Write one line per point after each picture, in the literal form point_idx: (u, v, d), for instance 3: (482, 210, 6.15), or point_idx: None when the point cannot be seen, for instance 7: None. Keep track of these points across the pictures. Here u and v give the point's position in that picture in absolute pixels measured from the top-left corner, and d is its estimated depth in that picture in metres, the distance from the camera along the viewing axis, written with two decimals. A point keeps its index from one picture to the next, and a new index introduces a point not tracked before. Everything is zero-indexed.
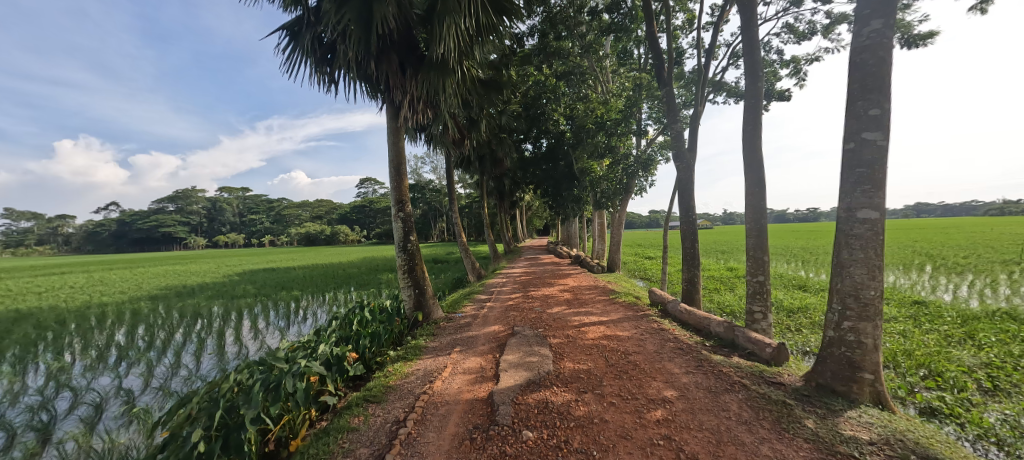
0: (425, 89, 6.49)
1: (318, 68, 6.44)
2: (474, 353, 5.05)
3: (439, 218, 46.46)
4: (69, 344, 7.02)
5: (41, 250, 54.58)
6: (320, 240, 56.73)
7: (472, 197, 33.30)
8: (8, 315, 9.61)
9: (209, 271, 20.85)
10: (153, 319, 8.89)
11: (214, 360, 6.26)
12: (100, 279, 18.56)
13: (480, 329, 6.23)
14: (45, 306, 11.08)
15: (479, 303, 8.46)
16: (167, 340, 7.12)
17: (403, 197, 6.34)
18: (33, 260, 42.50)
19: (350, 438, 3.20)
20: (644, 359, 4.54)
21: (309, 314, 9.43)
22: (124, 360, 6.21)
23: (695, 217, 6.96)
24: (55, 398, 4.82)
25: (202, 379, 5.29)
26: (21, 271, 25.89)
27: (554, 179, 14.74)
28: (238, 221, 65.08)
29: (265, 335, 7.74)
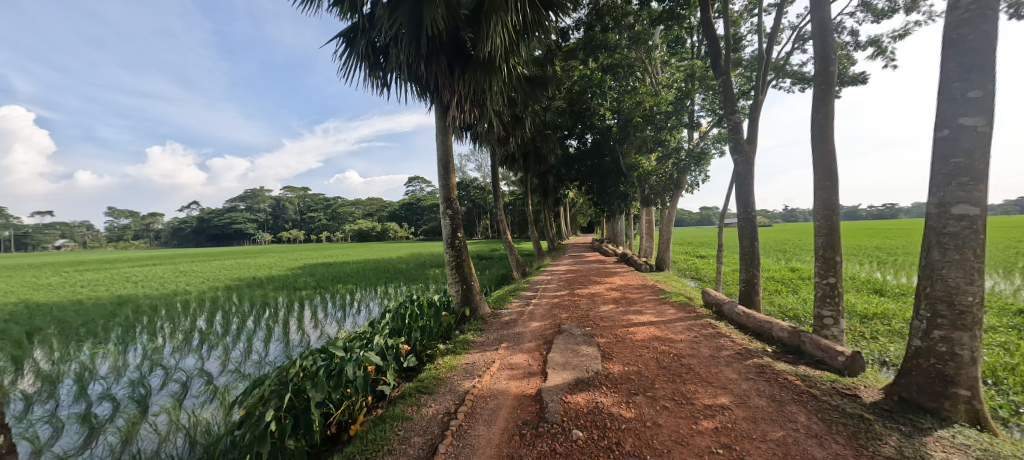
0: (472, 88, 6.59)
1: (372, 72, 6.74)
2: (521, 350, 5.06)
3: (484, 215, 47.17)
4: (161, 327, 7.91)
5: (138, 244, 61.96)
6: (372, 236, 59.55)
7: (516, 195, 33.44)
8: (112, 301, 10.98)
9: (273, 265, 22.53)
10: (228, 307, 9.79)
11: (281, 346, 6.77)
12: (182, 270, 20.65)
13: (526, 326, 6.25)
14: (141, 293, 12.53)
15: (524, 300, 8.48)
16: (240, 327, 7.81)
17: (451, 194, 6.47)
18: (130, 252, 48.26)
19: (405, 426, 3.34)
20: (699, 363, 4.34)
21: (363, 307, 9.92)
22: (205, 344, 6.89)
23: (755, 214, 6.52)
24: (150, 375, 5.44)
25: (270, 364, 5.75)
26: (121, 262, 29.60)
27: (599, 176, 14.48)
28: (299, 218, 69.87)
29: (324, 325, 8.27)
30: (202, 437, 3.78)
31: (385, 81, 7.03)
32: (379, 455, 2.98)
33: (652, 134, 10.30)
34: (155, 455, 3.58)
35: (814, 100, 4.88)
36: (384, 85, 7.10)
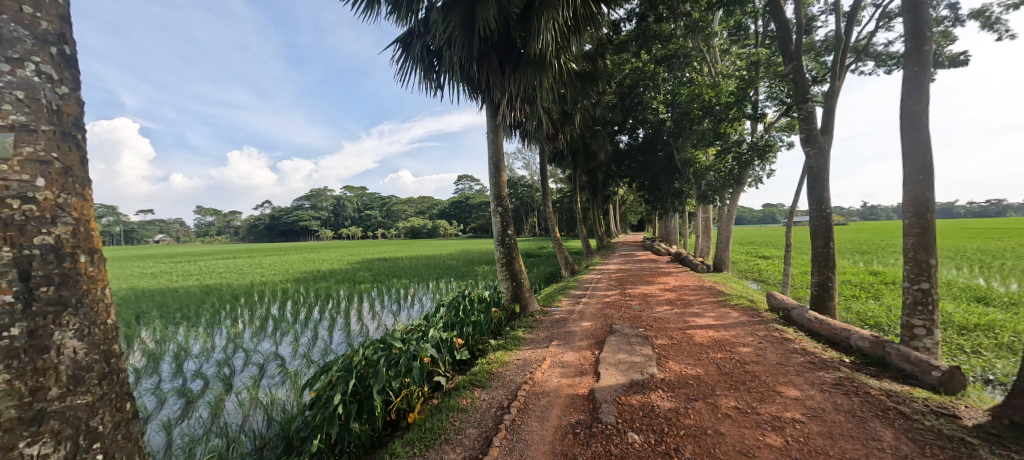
0: (523, 87, 6.61)
1: (426, 75, 6.97)
2: (573, 348, 5.03)
3: (531, 213, 47.29)
4: (241, 314, 8.78)
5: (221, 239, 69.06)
6: (424, 233, 61.75)
7: (564, 192, 33.15)
8: (201, 289, 12.34)
9: (333, 260, 24.03)
10: (297, 297, 10.66)
11: (343, 336, 7.26)
12: (255, 263, 22.63)
13: (576, 324, 6.20)
14: (224, 283, 13.97)
15: (574, 299, 8.40)
16: (308, 316, 8.47)
17: (502, 192, 6.54)
18: (216, 246, 54.04)
19: (461, 418, 3.45)
20: (765, 371, 4.06)
21: (416, 301, 10.34)
22: (279, 330, 7.55)
23: (830, 211, 5.97)
24: (233, 357, 6.05)
25: (335, 352, 6.19)
26: (207, 255, 33.41)
27: (652, 172, 14.00)
28: (358, 216, 73.99)
29: (381, 317, 8.74)
30: (278, 414, 4.15)
31: (438, 83, 7.25)
32: (436, 443, 3.10)
33: (710, 127, 9.77)
34: (239, 428, 3.99)
35: (904, 84, 4.37)
36: (437, 86, 7.32)
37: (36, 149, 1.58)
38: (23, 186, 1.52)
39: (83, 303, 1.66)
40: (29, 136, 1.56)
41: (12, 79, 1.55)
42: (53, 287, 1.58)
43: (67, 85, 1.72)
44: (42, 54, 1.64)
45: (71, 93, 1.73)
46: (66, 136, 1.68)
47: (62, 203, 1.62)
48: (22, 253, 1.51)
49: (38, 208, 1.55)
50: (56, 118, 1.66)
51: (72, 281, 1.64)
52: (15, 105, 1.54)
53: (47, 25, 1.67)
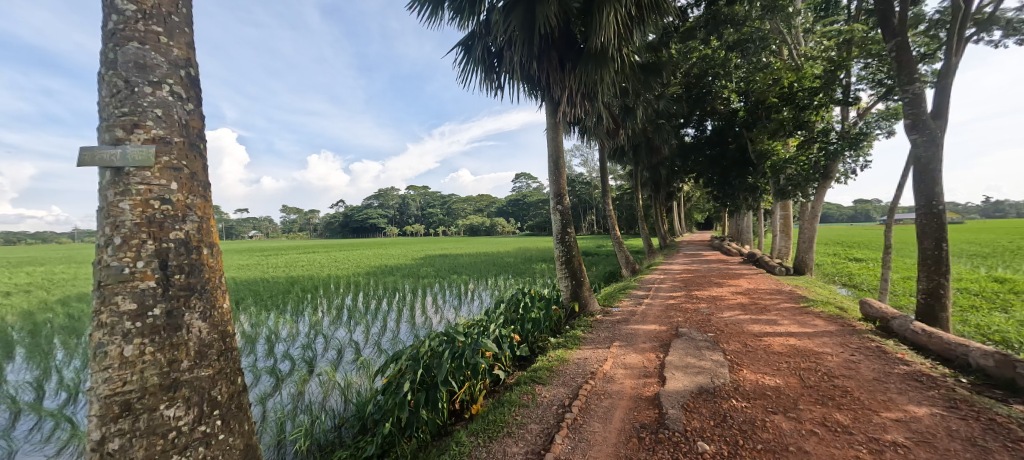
0: (583, 82, 6.51)
1: (487, 76, 7.12)
2: (636, 350, 4.88)
3: (590, 211, 46.54)
4: (320, 304, 9.64)
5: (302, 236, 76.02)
6: (483, 231, 63.24)
7: (625, 189, 32.15)
8: (286, 280, 13.71)
9: (397, 255, 25.48)
10: (367, 289, 11.45)
11: (409, 327, 7.69)
12: (330, 257, 24.66)
13: (639, 326, 5.99)
14: (305, 275, 15.39)
15: (636, 299, 8.12)
16: (377, 307, 9.09)
17: (561, 190, 6.51)
18: (297, 241, 59.64)
19: (522, 413, 3.50)
20: (858, 386, 3.64)
21: (476, 296, 10.63)
22: (352, 319, 8.19)
23: (943, 207, 5.18)
24: (315, 342, 6.67)
25: (402, 342, 6.58)
26: (289, 250, 37.02)
27: (722, 166, 13.10)
28: (421, 214, 77.61)
29: (444, 311, 9.11)
30: (353, 396, 4.50)
31: (498, 83, 7.38)
32: (500, 436, 3.19)
33: (791, 116, 8.94)
34: (321, 406, 4.39)
35: None
36: (497, 86, 7.45)
37: (168, 158, 1.85)
38: (162, 189, 1.81)
39: (207, 290, 1.93)
40: (167, 147, 1.85)
41: (154, 100, 1.85)
42: (185, 276, 1.85)
43: (194, 103, 2.00)
44: (174, 77, 1.92)
45: (198, 109, 2.02)
46: (195, 148, 1.97)
47: (191, 203, 1.89)
48: (163, 246, 1.79)
49: (174, 208, 1.83)
50: (186, 132, 1.95)
51: (199, 270, 1.90)
52: (155, 121, 1.83)
53: (178, 51, 1.95)
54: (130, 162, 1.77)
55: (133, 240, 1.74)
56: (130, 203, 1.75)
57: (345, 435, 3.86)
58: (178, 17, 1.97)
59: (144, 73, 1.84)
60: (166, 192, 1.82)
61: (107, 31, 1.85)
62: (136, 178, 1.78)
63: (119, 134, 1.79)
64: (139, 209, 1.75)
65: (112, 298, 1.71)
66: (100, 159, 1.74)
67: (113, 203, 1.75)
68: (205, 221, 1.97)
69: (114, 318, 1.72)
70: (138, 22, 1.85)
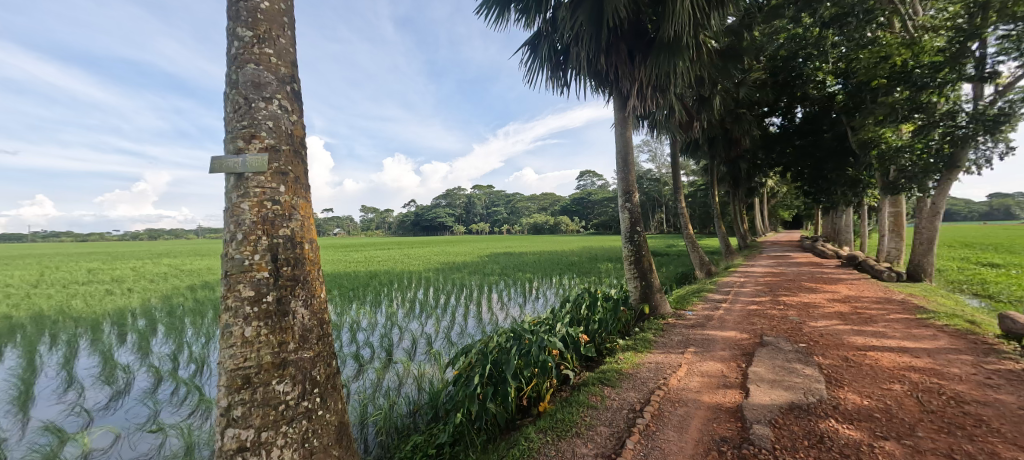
0: (654, 74, 6.22)
1: (553, 73, 7.10)
2: (713, 358, 4.57)
3: (659, 209, 44.49)
4: (395, 297, 10.32)
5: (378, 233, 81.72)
6: (546, 229, 63.26)
7: (698, 185, 30.25)
8: (365, 274, 14.87)
9: (463, 253, 26.42)
10: (437, 285, 12.04)
11: (476, 323, 7.94)
12: (402, 254, 26.27)
13: (717, 332, 5.59)
14: (381, 270, 16.58)
15: (713, 303, 7.60)
16: (446, 302, 9.51)
17: (630, 187, 6.28)
18: (373, 238, 64.19)
19: (591, 414, 3.45)
20: (997, 416, 3.08)
21: (540, 294, 10.67)
22: (424, 313, 8.67)
23: None
24: (391, 332, 7.16)
25: (469, 337, 6.82)
26: (366, 246, 40.00)
27: (816, 158, 11.74)
28: (486, 213, 79.61)
29: (509, 308, 9.27)
30: (426, 386, 4.74)
31: (564, 80, 7.31)
32: (568, 435, 3.17)
33: (905, 97, 7.67)
34: (398, 392, 4.71)
35: None
36: (563, 84, 7.40)
37: (278, 165, 2.11)
38: (273, 192, 2.06)
39: (308, 281, 2.16)
40: (276, 154, 2.10)
41: (266, 113, 2.11)
42: (291, 268, 2.09)
43: (298, 114, 2.25)
44: (282, 92, 2.18)
45: (301, 119, 2.27)
46: (299, 155, 2.22)
47: (295, 204, 2.14)
48: (274, 241, 2.04)
49: (282, 208, 2.08)
50: (291, 141, 2.20)
51: (302, 263, 2.14)
52: (268, 131, 2.09)
53: (285, 70, 2.21)
54: (247, 168, 2.03)
55: (251, 236, 2.01)
56: (248, 204, 2.02)
57: (420, 422, 4.07)
58: (285, 39, 2.22)
59: (259, 90, 2.11)
60: (276, 194, 2.07)
61: (230, 55, 2.13)
62: (253, 182, 2.04)
63: (240, 144, 2.06)
64: (256, 209, 2.02)
65: (235, 285, 1.98)
66: (226, 166, 2.02)
67: (236, 204, 2.03)
68: (306, 219, 2.22)
69: (236, 303, 1.99)
70: (254, 46, 2.12)
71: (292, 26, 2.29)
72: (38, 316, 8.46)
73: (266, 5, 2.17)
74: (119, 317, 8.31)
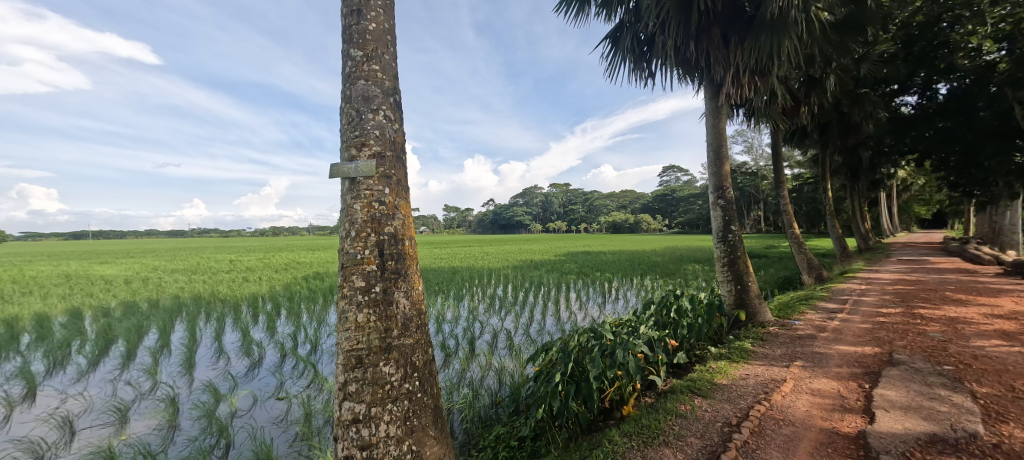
0: (753, 56, 5.64)
1: (636, 65, 6.82)
2: (826, 375, 4.05)
3: (756, 206, 40.34)
4: (477, 292, 10.77)
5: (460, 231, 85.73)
6: (626, 228, 60.92)
7: (805, 179, 26.79)
8: (448, 269, 15.74)
9: (540, 252, 26.57)
10: (516, 282, 12.29)
11: (554, 321, 7.95)
12: (481, 252, 27.24)
13: (831, 346, 4.93)
14: (463, 266, 17.41)
15: (826, 312, 6.70)
16: (524, 299, 9.67)
17: (723, 182, 5.78)
18: (454, 236, 67.57)
19: (680, 424, 3.27)
20: None
21: (621, 295, 10.32)
22: (503, 308, 8.92)
23: None
24: (472, 325, 7.49)
25: (548, 335, 6.86)
26: (449, 242, 42.22)
27: (968, 140, 9.59)
28: (564, 211, 79.17)
29: (587, 307, 9.13)
30: (507, 379, 4.88)
31: (648, 71, 7.00)
32: (655, 443, 3.05)
33: None
34: (481, 383, 4.92)
35: None
36: (648, 76, 7.08)
37: (384, 169, 2.34)
38: (380, 194, 2.29)
39: (408, 275, 2.37)
40: (382, 160, 2.33)
41: (374, 123, 2.36)
42: (394, 262, 2.31)
43: (399, 122, 2.47)
44: (386, 104, 2.41)
45: (402, 126, 2.49)
46: (400, 160, 2.44)
47: (398, 204, 2.36)
48: (381, 238, 2.28)
49: (387, 208, 2.31)
50: (394, 147, 2.42)
51: (403, 258, 2.35)
52: (375, 139, 2.34)
53: (389, 83, 2.44)
54: (359, 173, 2.29)
55: (362, 232, 2.26)
56: (360, 205, 2.28)
57: (502, 413, 4.20)
58: (388, 56, 2.45)
59: (368, 103, 2.36)
60: (382, 195, 2.30)
61: (345, 73, 2.41)
62: (364, 185, 2.29)
63: (353, 152, 2.32)
64: (366, 209, 2.27)
65: (350, 276, 2.24)
66: (342, 172, 2.30)
67: (350, 205, 2.29)
68: (406, 218, 2.44)
69: (350, 292, 2.25)
70: (364, 64, 2.38)
71: (394, 43, 2.52)
72: (195, 297, 10.34)
73: (373, 26, 2.42)
74: (252, 301, 9.83)
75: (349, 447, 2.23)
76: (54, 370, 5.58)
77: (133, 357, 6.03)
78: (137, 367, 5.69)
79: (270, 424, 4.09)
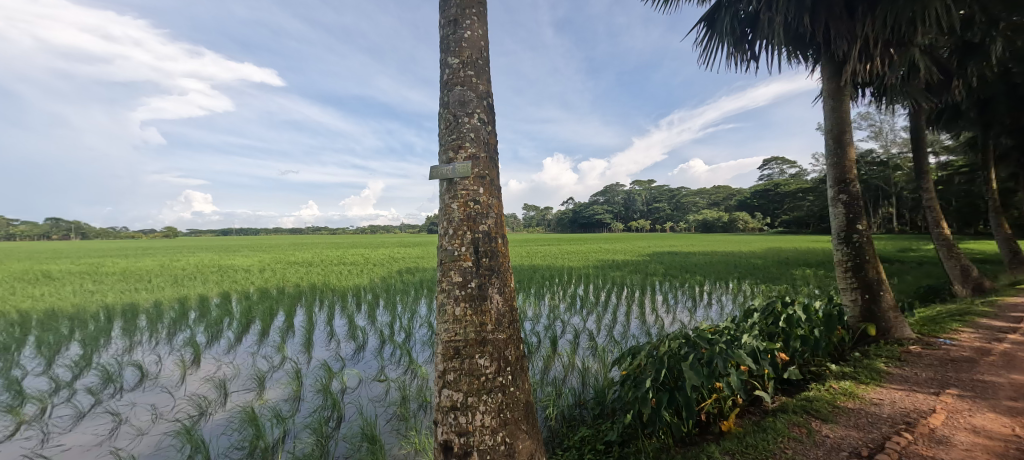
0: (888, 25, 4.74)
1: (737, 47, 6.20)
2: (994, 409, 3.29)
3: (885, 201, 34.35)
4: (558, 291, 10.76)
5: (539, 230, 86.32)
6: (719, 227, 55.95)
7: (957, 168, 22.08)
8: (529, 268, 15.92)
9: (622, 251, 25.61)
10: (598, 282, 12.01)
11: (639, 324, 7.62)
12: (560, 251, 27.04)
13: (1000, 374, 4.00)
14: (543, 264, 17.50)
15: (990, 332, 5.45)
16: (607, 300, 9.41)
17: (848, 175, 4.94)
18: (534, 233, 68.22)
19: (794, 448, 2.92)
20: None
21: (716, 300, 9.51)
22: (585, 308, 8.79)
23: None
24: (554, 324, 7.49)
25: (634, 338, 6.58)
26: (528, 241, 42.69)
27: None
28: (649, 209, 75.35)
29: (676, 312, 8.59)
30: (591, 381, 4.79)
31: (751, 53, 6.33)
32: None
33: None
34: (564, 382, 4.91)
35: None
36: (750, 58, 6.42)
37: (478, 170, 2.44)
38: (475, 195, 2.40)
39: (500, 274, 2.44)
40: (477, 162, 2.43)
41: (470, 126, 2.46)
42: (488, 259, 2.40)
43: (492, 125, 2.56)
44: (481, 107, 2.51)
45: (495, 127, 2.58)
46: (492, 160, 2.52)
47: (491, 204, 2.45)
48: (476, 236, 2.38)
49: (482, 207, 2.41)
50: (487, 148, 2.51)
51: (496, 256, 2.44)
52: (471, 142, 2.45)
53: (483, 87, 2.53)
54: (456, 174, 2.41)
55: (459, 230, 2.38)
56: (457, 204, 2.40)
57: (587, 415, 4.13)
58: (483, 61, 2.55)
59: (464, 107, 2.47)
60: (477, 195, 2.41)
61: (443, 80, 2.56)
62: (460, 186, 2.41)
63: (451, 154, 2.46)
64: (462, 208, 2.39)
65: (448, 271, 2.39)
66: (441, 173, 2.45)
67: (448, 204, 2.44)
68: (499, 218, 2.52)
69: (449, 286, 2.39)
70: (460, 71, 2.50)
71: (487, 48, 2.61)
72: (311, 286, 11.84)
73: (469, 34, 2.54)
74: (355, 291, 10.96)
75: (447, 431, 2.38)
76: (212, 341, 6.80)
77: (267, 334, 7.11)
78: (269, 344, 6.69)
79: (374, 403, 4.52)
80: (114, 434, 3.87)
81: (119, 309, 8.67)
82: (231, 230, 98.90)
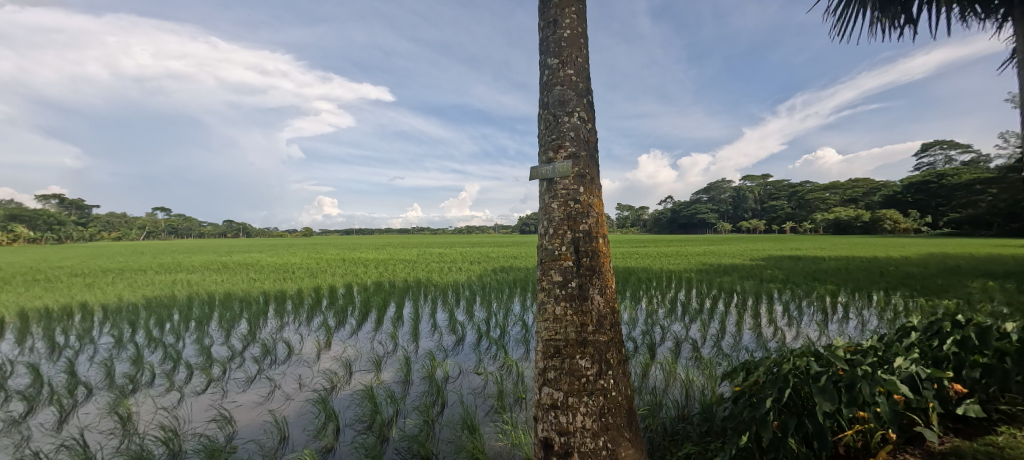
0: None
1: (884, 12, 5.21)
2: None
3: None
4: (655, 295, 10.20)
5: (634, 231, 82.89)
6: (857, 228, 47.45)
7: None
8: (624, 270, 15.31)
9: (731, 255, 23.14)
10: (701, 287, 11.12)
11: (754, 336, 6.82)
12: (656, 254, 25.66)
13: None
14: (638, 267, 16.76)
15: None
16: (713, 307, 8.63)
17: None
18: (626, 233, 65.70)
19: None
20: None
21: (854, 315, 8.07)
22: (687, 315, 8.17)
23: None
24: (653, 330, 7.10)
25: (747, 351, 5.92)
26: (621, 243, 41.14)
27: None
28: (764, 208, 67.24)
29: (801, 325, 7.51)
30: (697, 394, 4.43)
31: (905, 16, 5.27)
32: None
33: None
34: (665, 392, 4.62)
35: None
36: (903, 23, 5.35)
37: (578, 168, 2.42)
38: (574, 194, 2.38)
39: (601, 275, 2.39)
40: (576, 161, 2.41)
41: (570, 125, 2.45)
42: (589, 259, 2.37)
43: (592, 122, 2.52)
44: (580, 106, 2.49)
45: (595, 125, 2.53)
46: (593, 158, 2.48)
47: (592, 203, 2.41)
48: (576, 236, 2.37)
49: (581, 206, 2.39)
50: (587, 146, 2.48)
51: (596, 255, 2.39)
52: (572, 140, 2.43)
53: (583, 84, 2.51)
54: (556, 173, 2.42)
55: (559, 230, 2.39)
56: (557, 203, 2.42)
57: (692, 430, 3.82)
58: (582, 59, 2.53)
59: (564, 107, 2.47)
60: (576, 194, 2.39)
61: (543, 82, 2.60)
62: (561, 185, 2.42)
63: (551, 155, 2.48)
64: (562, 207, 2.40)
65: (549, 270, 2.42)
66: (541, 174, 2.49)
67: (548, 203, 2.47)
68: (599, 216, 2.48)
69: (550, 285, 2.41)
70: (559, 71, 2.51)
71: (586, 44, 2.58)
72: (418, 282, 12.98)
73: (567, 33, 2.53)
74: (455, 287, 11.68)
75: (547, 429, 2.40)
76: (339, 326, 7.84)
77: (382, 323, 7.95)
78: (385, 332, 7.47)
79: (474, 393, 4.76)
80: (270, 397, 4.68)
81: (273, 295, 10.47)
82: (353, 229, 113.18)
